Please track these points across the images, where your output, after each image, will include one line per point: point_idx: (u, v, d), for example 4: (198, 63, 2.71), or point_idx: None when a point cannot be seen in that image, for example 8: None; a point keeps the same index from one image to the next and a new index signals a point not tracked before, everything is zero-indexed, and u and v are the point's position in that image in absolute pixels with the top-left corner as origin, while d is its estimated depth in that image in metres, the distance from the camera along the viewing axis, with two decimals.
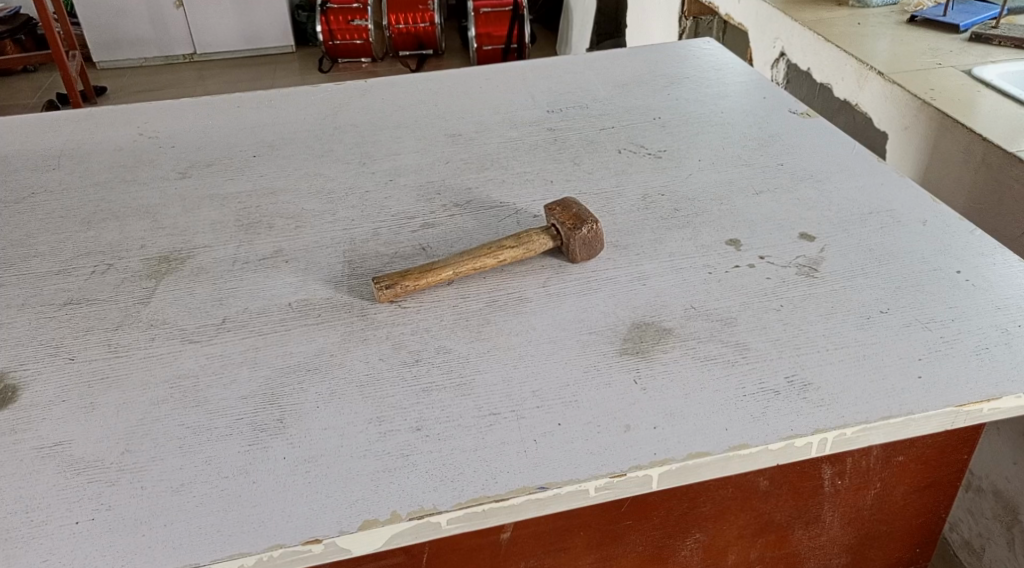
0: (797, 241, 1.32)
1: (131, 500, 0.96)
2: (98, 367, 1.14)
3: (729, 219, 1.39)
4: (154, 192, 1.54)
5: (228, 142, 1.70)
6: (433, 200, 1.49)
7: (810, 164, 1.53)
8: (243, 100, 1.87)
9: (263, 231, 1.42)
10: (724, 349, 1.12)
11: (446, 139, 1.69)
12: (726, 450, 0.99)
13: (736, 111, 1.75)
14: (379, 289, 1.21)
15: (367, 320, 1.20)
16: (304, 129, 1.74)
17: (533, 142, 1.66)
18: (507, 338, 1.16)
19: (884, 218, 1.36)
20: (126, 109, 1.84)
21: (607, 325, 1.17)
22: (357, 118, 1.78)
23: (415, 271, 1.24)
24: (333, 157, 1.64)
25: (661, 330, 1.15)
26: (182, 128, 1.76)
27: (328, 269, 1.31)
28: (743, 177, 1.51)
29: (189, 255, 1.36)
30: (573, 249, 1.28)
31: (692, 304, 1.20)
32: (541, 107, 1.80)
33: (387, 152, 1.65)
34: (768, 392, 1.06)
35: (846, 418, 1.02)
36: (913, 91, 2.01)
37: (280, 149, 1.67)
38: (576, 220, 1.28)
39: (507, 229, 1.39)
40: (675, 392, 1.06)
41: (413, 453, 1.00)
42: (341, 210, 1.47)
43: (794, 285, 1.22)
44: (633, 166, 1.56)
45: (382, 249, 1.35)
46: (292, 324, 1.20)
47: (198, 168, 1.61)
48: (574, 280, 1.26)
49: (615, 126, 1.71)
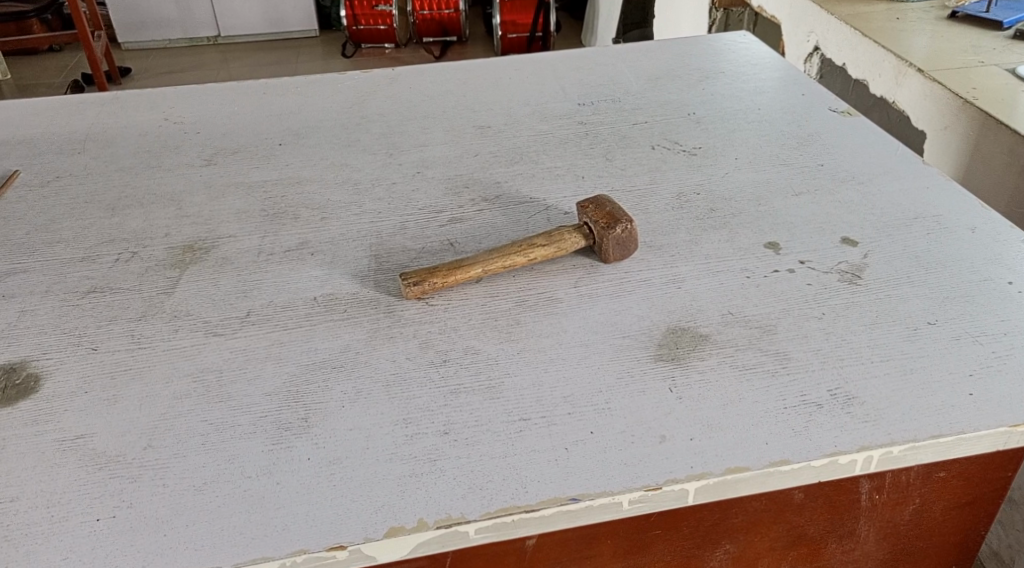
0: (840, 246, 1.29)
1: (152, 498, 0.94)
2: (121, 359, 1.11)
3: (767, 221, 1.35)
4: (179, 179, 1.51)
5: (254, 130, 1.67)
6: (462, 193, 1.46)
7: (851, 166, 1.49)
8: (269, 86, 1.84)
9: (289, 221, 1.39)
10: (763, 359, 1.09)
11: (475, 131, 1.65)
12: (767, 464, 0.96)
13: (773, 108, 1.70)
14: (407, 286, 1.18)
15: (395, 317, 1.17)
16: (330, 117, 1.71)
17: (564, 136, 1.63)
18: (538, 340, 1.13)
19: (930, 223, 1.33)
20: (152, 93, 1.82)
21: (641, 330, 1.14)
22: (384, 106, 1.75)
23: (443, 268, 1.20)
24: (360, 146, 1.61)
25: (697, 336, 1.12)
26: (208, 115, 1.73)
27: (355, 263, 1.29)
28: (781, 178, 1.47)
29: (214, 245, 1.34)
30: (607, 249, 1.24)
31: (729, 310, 1.17)
32: (572, 99, 1.77)
33: (416, 143, 1.61)
34: (810, 405, 1.02)
35: (893, 435, 0.98)
36: (956, 92, 1.97)
37: (306, 138, 1.64)
38: (610, 219, 1.24)
39: (538, 226, 1.36)
40: (713, 402, 1.02)
41: (440, 458, 0.97)
42: (369, 202, 1.44)
43: (837, 292, 1.20)
44: (667, 163, 1.52)
45: (410, 244, 1.32)
46: (318, 319, 1.17)
47: (224, 155, 1.59)
48: (606, 281, 1.23)
49: (648, 121, 1.67)
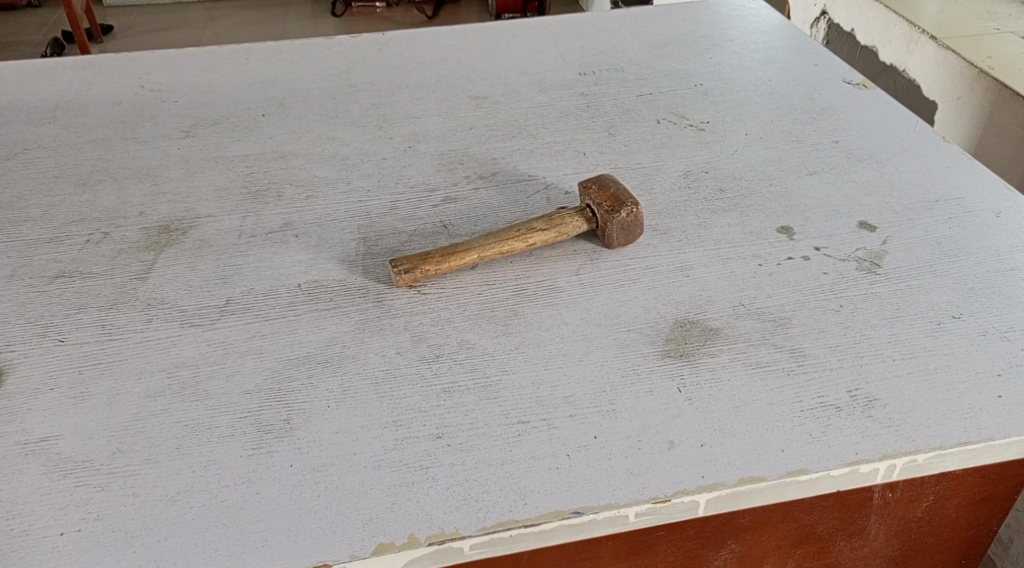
0: (857, 231, 1.22)
1: (121, 509, 0.87)
2: (90, 352, 1.04)
3: (780, 204, 1.28)
4: (155, 152, 1.42)
5: (235, 99, 1.58)
6: (456, 170, 1.38)
7: (867, 145, 1.42)
8: (252, 51, 1.74)
9: (272, 200, 1.31)
10: (778, 356, 1.02)
11: (471, 102, 1.57)
12: (783, 474, 0.89)
13: (784, 79, 1.62)
14: (397, 272, 1.11)
15: (384, 307, 1.10)
16: (317, 86, 1.62)
17: (564, 108, 1.54)
18: (537, 334, 1.06)
19: (952, 207, 1.26)
20: (128, 58, 1.72)
21: (647, 324, 1.07)
22: (374, 74, 1.66)
23: (436, 254, 1.13)
24: (348, 118, 1.52)
25: (706, 330, 1.06)
26: (187, 82, 1.64)
27: (342, 247, 1.21)
28: (793, 157, 1.40)
29: (191, 225, 1.25)
30: (610, 234, 1.17)
31: (741, 301, 1.10)
32: (572, 67, 1.67)
33: (408, 114, 1.53)
34: (829, 408, 0.95)
35: (918, 442, 0.92)
36: (970, 61, 1.89)
37: (291, 108, 1.55)
38: (614, 202, 1.16)
39: (536, 208, 1.29)
40: (725, 404, 0.96)
41: (433, 465, 0.90)
42: (357, 179, 1.36)
43: (855, 282, 1.13)
44: (673, 140, 1.44)
45: (401, 226, 1.25)
46: (301, 309, 1.10)
47: (203, 127, 1.49)
48: (609, 269, 1.16)
49: (653, 93, 1.58)
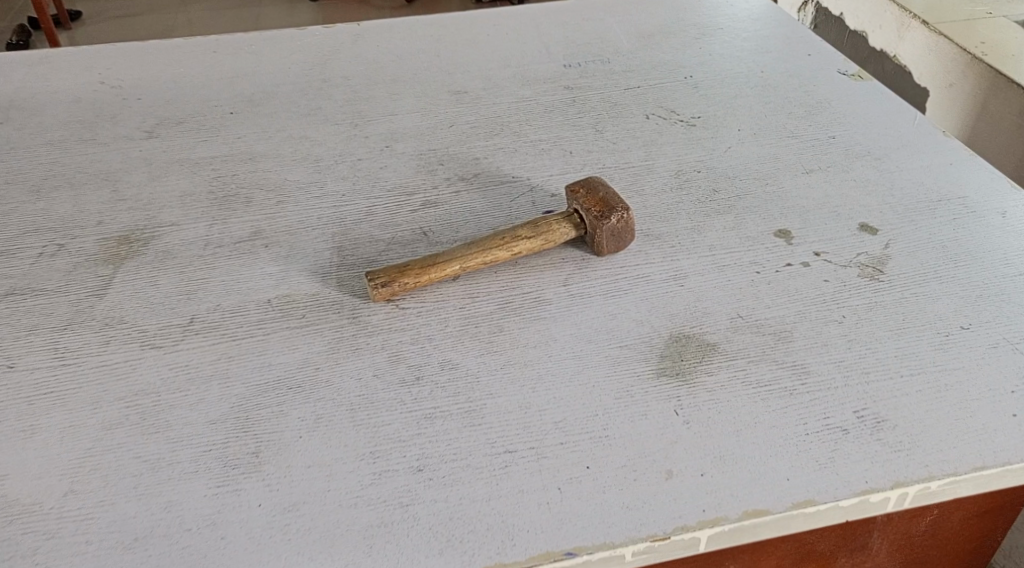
0: (858, 234, 1.16)
1: (74, 558, 0.80)
2: (42, 379, 0.96)
3: (776, 206, 1.22)
4: (115, 155, 1.34)
5: (201, 96, 1.49)
6: (436, 171, 1.30)
7: (865, 139, 1.36)
8: (220, 44, 1.65)
9: (240, 206, 1.23)
10: (780, 374, 0.96)
11: (451, 96, 1.49)
12: (789, 507, 0.83)
13: (777, 70, 1.55)
14: (373, 287, 1.04)
15: (360, 324, 1.03)
16: (288, 81, 1.54)
17: (549, 103, 1.47)
18: (524, 352, 0.99)
19: (955, 207, 1.21)
20: (87, 52, 1.62)
21: (640, 339, 1.01)
22: (348, 67, 1.58)
23: (414, 266, 1.06)
24: (321, 115, 1.44)
25: (703, 346, 1.00)
26: (151, 77, 1.55)
27: (315, 258, 1.14)
28: (789, 154, 1.33)
29: (153, 235, 1.18)
30: (600, 241, 1.11)
31: (739, 313, 1.04)
32: (557, 58, 1.60)
33: (384, 111, 1.45)
34: (835, 430, 0.89)
35: (931, 468, 0.86)
36: (962, 46, 1.84)
37: (261, 105, 1.47)
38: (603, 207, 1.10)
39: (521, 212, 1.22)
40: (726, 428, 0.90)
41: (414, 502, 0.84)
42: (331, 182, 1.28)
43: (858, 290, 1.07)
44: (663, 137, 1.37)
45: (377, 234, 1.18)
46: (271, 327, 1.03)
47: (167, 126, 1.41)
48: (599, 278, 1.10)
49: (641, 86, 1.51)
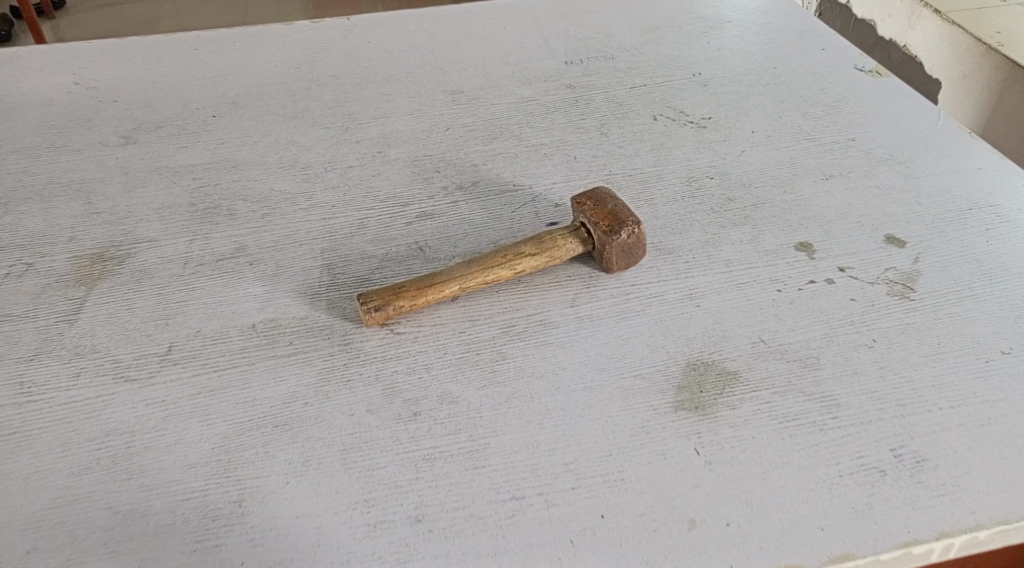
0: (885, 247, 1.09)
1: None
2: (7, 418, 0.89)
3: (795, 216, 1.14)
4: (89, 163, 1.26)
5: (182, 98, 1.41)
6: (432, 179, 1.22)
7: (887, 142, 1.28)
8: (202, 41, 1.57)
9: (222, 219, 1.15)
10: (809, 407, 0.89)
11: (446, 97, 1.41)
12: (822, 562, 0.77)
13: (790, 66, 1.47)
14: (366, 311, 0.96)
15: (352, 351, 0.95)
16: (273, 82, 1.45)
17: (550, 103, 1.38)
18: (530, 383, 0.92)
19: (987, 217, 1.13)
20: (62, 50, 1.53)
21: (654, 367, 0.93)
22: (337, 65, 1.49)
23: (410, 287, 0.98)
24: (309, 118, 1.35)
25: (724, 374, 0.92)
26: (128, 77, 1.46)
27: (303, 276, 1.05)
28: (807, 158, 1.25)
29: (129, 252, 1.09)
30: (609, 258, 1.03)
31: (761, 336, 0.97)
32: (557, 55, 1.51)
33: (376, 113, 1.37)
34: (872, 471, 0.83)
35: (980, 515, 0.80)
36: (977, 36, 1.75)
37: (245, 108, 1.38)
38: (613, 221, 1.01)
39: (524, 225, 1.14)
40: (751, 470, 0.83)
41: (413, 558, 0.77)
42: (320, 192, 1.20)
43: (888, 310, 1.00)
44: (673, 140, 1.30)
45: (370, 250, 1.10)
46: (256, 356, 0.95)
47: (144, 131, 1.33)
48: (609, 298, 1.02)
49: (647, 84, 1.43)
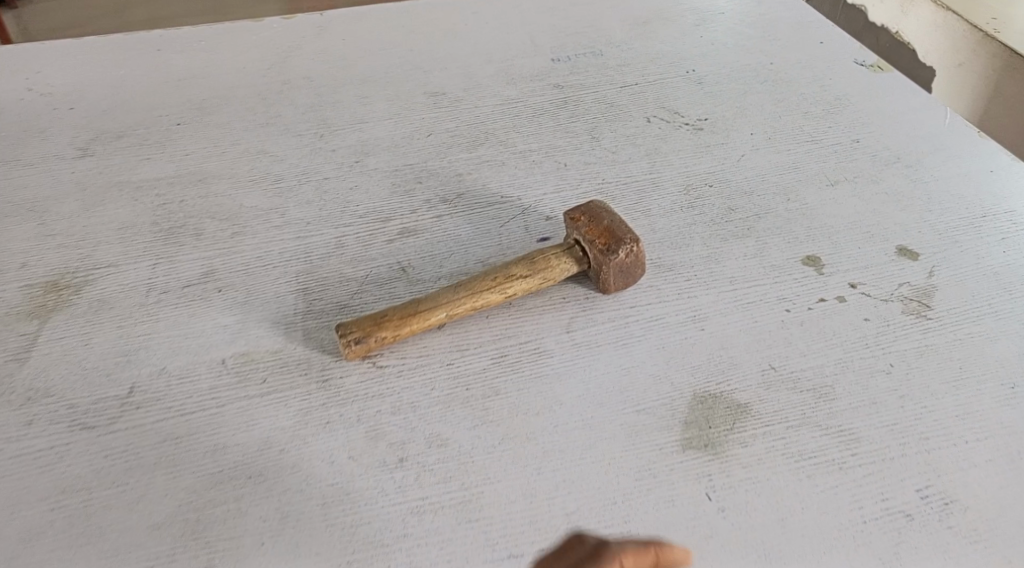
0: (898, 260, 1.02)
1: None
2: None
3: (801, 226, 1.08)
4: (43, 178, 1.17)
5: (144, 103, 1.31)
6: (414, 192, 1.14)
7: (893, 143, 1.21)
8: (166, 40, 1.47)
9: (188, 240, 1.06)
10: (826, 443, 0.83)
11: (427, 99, 1.32)
12: None
13: (789, 61, 1.40)
14: (345, 344, 0.88)
15: (332, 389, 0.88)
16: (242, 84, 1.36)
17: (538, 105, 1.31)
18: (526, 422, 0.85)
19: (1002, 224, 1.08)
20: (15, 51, 1.44)
21: (659, 400, 0.87)
22: (311, 66, 1.40)
23: (392, 316, 0.90)
24: (281, 125, 1.27)
25: (733, 407, 0.86)
26: (86, 81, 1.37)
27: (277, 304, 0.98)
28: (811, 162, 1.19)
29: (86, 280, 1.01)
30: (606, 279, 0.95)
31: (771, 363, 0.90)
32: (543, 51, 1.43)
33: (353, 118, 1.28)
34: (897, 516, 0.78)
35: (1015, 562, 0.76)
36: (973, 23, 1.68)
37: (211, 113, 1.29)
38: (610, 239, 0.94)
39: (514, 241, 1.07)
40: (765, 517, 0.78)
41: None
42: (294, 208, 1.12)
43: (904, 331, 0.94)
44: (668, 144, 1.22)
45: (348, 272, 1.02)
46: (226, 397, 0.87)
47: (103, 141, 1.23)
48: (608, 321, 0.95)
49: (639, 83, 1.35)
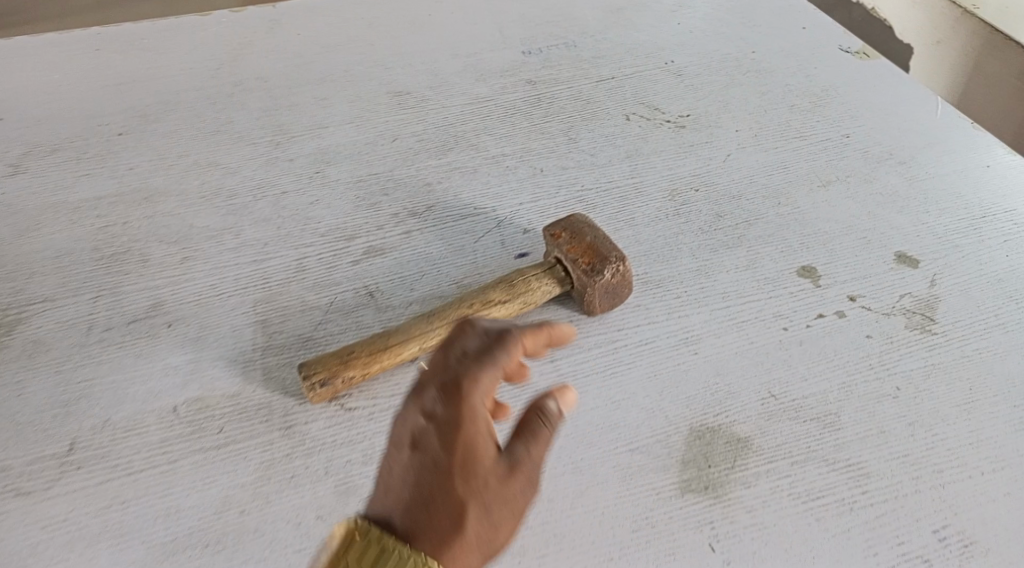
0: (898, 268, 0.96)
1: None
2: None
3: (794, 233, 1.01)
4: None
5: (80, 110, 1.21)
6: (379, 205, 1.06)
7: (885, 137, 1.15)
8: (104, 40, 1.36)
9: (133, 268, 0.97)
10: (835, 481, 0.78)
11: (390, 99, 1.23)
12: None
13: (771, 50, 1.33)
14: (309, 386, 0.81)
15: (297, 438, 0.81)
16: (189, 87, 1.26)
17: (509, 104, 1.22)
18: None
19: (1005, 224, 1.02)
20: None
21: (653, 438, 0.81)
22: (262, 65, 1.30)
23: (360, 352, 0.82)
24: (232, 133, 1.17)
25: (735, 440, 0.81)
26: (17, 88, 1.25)
27: (233, 340, 0.89)
28: (801, 161, 1.12)
29: (20, 319, 0.92)
30: (591, 301, 0.88)
31: (770, 390, 0.84)
32: (512, 44, 1.35)
33: (310, 123, 1.19)
34: (916, 563, 0.74)
35: None
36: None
37: (156, 121, 1.19)
38: (594, 258, 0.87)
39: (490, 259, 0.99)
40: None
41: None
42: (249, 227, 1.03)
43: (910, 348, 0.88)
44: (650, 144, 1.15)
45: (311, 298, 0.94)
46: (178, 451, 0.80)
47: (36, 156, 1.13)
48: (595, 348, 0.88)
49: (615, 77, 1.28)
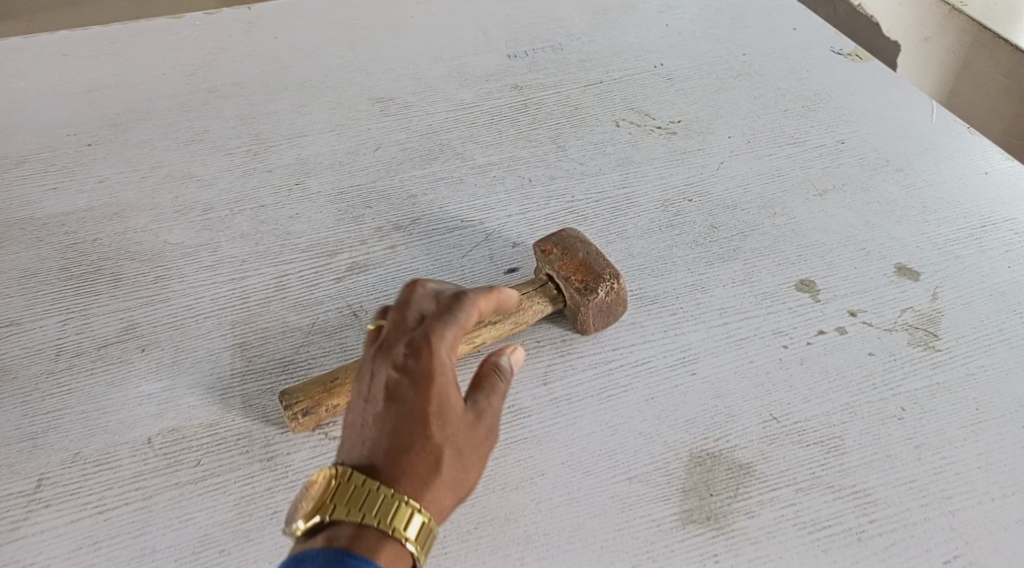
0: (898, 281, 0.94)
1: None
2: None
3: (791, 244, 0.98)
4: None
5: (48, 119, 1.16)
6: (363, 218, 1.02)
7: (882, 143, 1.12)
8: (73, 44, 1.31)
9: (104, 288, 0.93)
10: (840, 508, 0.76)
11: (371, 106, 1.19)
12: None
13: (763, 52, 1.29)
14: (291, 415, 0.77)
15: (279, 470, 0.78)
16: (162, 94, 1.21)
17: (495, 110, 1.19)
18: (506, 499, 0.76)
19: (1006, 234, 1.00)
20: None
21: (652, 465, 0.78)
22: (238, 70, 1.26)
23: (344, 378, 0.78)
24: (207, 142, 1.13)
25: (736, 467, 0.78)
26: None
27: (211, 365, 0.85)
28: (796, 168, 1.09)
29: None
30: (585, 320, 0.84)
31: (771, 413, 0.82)
32: (498, 47, 1.31)
33: (289, 131, 1.15)
34: None
35: None
36: None
37: (127, 130, 1.14)
38: (587, 276, 0.83)
39: (478, 275, 0.96)
40: None
41: None
42: (226, 243, 0.99)
43: (914, 367, 0.85)
44: (641, 151, 1.12)
45: (292, 319, 0.90)
46: (152, 486, 0.77)
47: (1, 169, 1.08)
48: (590, 368, 0.85)
49: (604, 81, 1.24)
